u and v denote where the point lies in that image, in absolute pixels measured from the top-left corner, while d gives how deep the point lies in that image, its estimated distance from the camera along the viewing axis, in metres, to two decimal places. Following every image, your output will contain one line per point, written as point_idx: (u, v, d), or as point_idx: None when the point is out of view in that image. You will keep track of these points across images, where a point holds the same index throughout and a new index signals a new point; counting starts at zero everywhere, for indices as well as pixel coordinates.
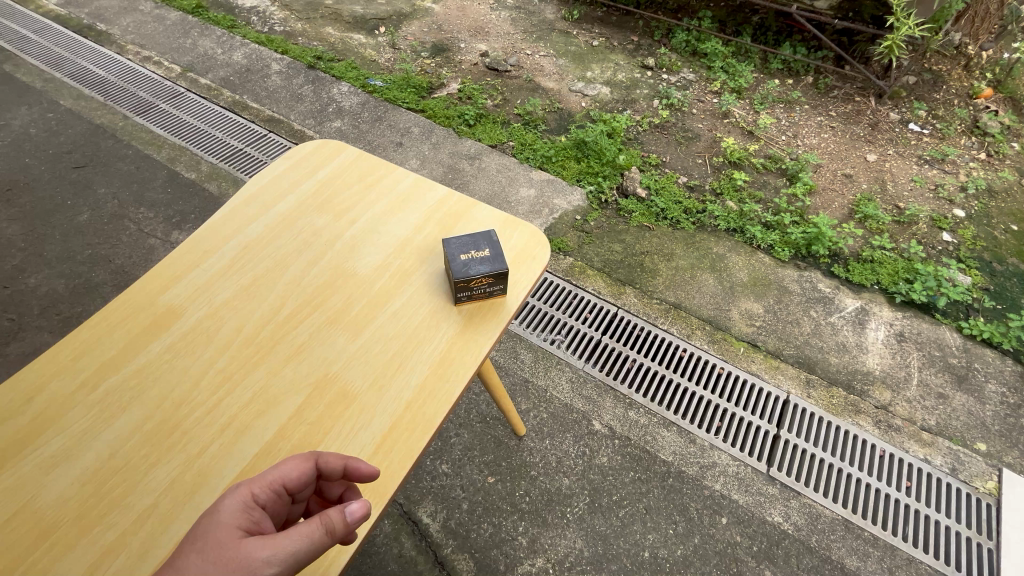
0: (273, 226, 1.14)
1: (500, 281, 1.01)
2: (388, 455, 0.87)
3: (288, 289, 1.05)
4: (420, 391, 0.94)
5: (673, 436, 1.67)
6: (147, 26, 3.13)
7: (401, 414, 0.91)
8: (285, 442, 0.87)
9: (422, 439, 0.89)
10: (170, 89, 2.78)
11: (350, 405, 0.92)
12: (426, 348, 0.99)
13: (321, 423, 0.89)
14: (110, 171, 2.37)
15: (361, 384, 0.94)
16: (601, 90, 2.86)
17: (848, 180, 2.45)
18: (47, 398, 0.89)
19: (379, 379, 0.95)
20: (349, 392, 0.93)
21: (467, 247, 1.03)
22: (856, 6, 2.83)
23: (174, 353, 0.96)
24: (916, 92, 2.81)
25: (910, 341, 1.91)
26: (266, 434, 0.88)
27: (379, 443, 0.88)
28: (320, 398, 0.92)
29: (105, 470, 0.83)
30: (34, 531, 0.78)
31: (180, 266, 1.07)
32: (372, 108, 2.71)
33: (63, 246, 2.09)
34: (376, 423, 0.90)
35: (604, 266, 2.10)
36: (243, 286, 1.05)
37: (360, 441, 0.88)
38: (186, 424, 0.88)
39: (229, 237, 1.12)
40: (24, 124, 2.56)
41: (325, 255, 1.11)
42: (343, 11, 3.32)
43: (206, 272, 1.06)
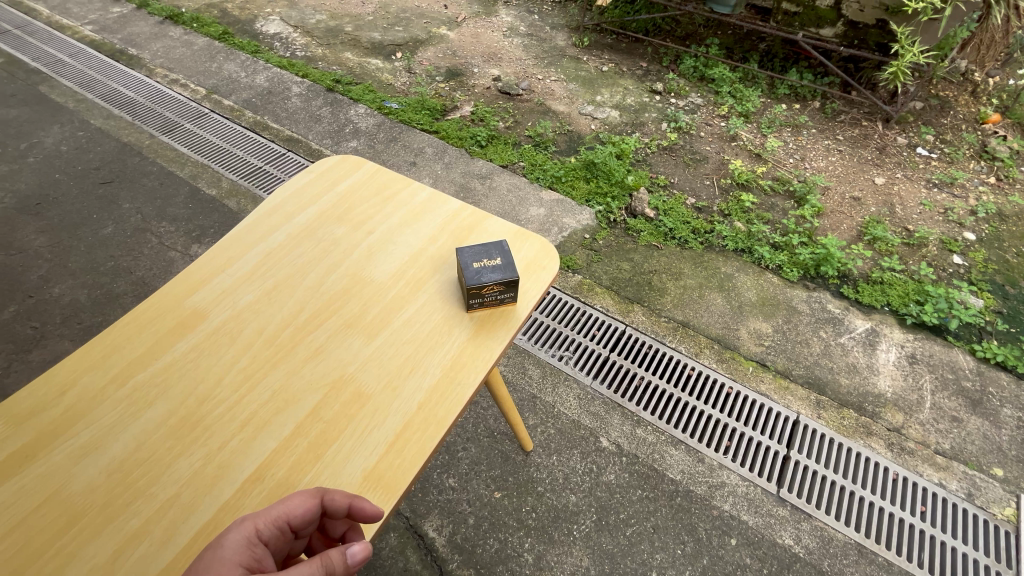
0: (296, 234, 1.19)
1: (510, 288, 1.04)
2: (400, 454, 0.88)
3: (307, 293, 1.09)
4: (432, 394, 0.96)
5: (682, 454, 1.66)
6: (176, 51, 3.28)
7: (413, 414, 0.93)
8: (301, 438, 0.89)
9: (434, 437, 0.91)
10: (195, 109, 2.90)
11: (364, 405, 0.94)
12: (439, 353, 1.01)
13: (336, 422, 0.91)
14: (135, 186, 2.46)
15: (375, 385, 0.96)
16: (610, 114, 2.92)
17: (856, 203, 2.47)
18: (78, 392, 0.92)
19: (393, 381, 0.97)
20: (364, 392, 0.95)
21: (479, 256, 1.06)
22: (861, 35, 2.88)
23: (199, 352, 0.99)
24: (923, 117, 2.85)
25: (922, 364, 1.89)
26: (284, 431, 0.90)
27: (391, 441, 0.90)
28: (336, 397, 0.94)
29: (131, 462, 0.86)
30: (60, 518, 0.80)
31: (207, 270, 1.11)
32: (388, 129, 2.80)
33: (87, 258, 2.16)
34: (389, 423, 0.92)
35: (612, 284, 2.12)
36: (266, 291, 1.09)
37: (373, 440, 0.90)
38: (208, 419, 0.91)
39: (253, 244, 1.16)
40: (56, 141, 2.67)
41: (344, 262, 1.14)
42: (362, 37, 3.46)
43: (231, 276, 1.10)
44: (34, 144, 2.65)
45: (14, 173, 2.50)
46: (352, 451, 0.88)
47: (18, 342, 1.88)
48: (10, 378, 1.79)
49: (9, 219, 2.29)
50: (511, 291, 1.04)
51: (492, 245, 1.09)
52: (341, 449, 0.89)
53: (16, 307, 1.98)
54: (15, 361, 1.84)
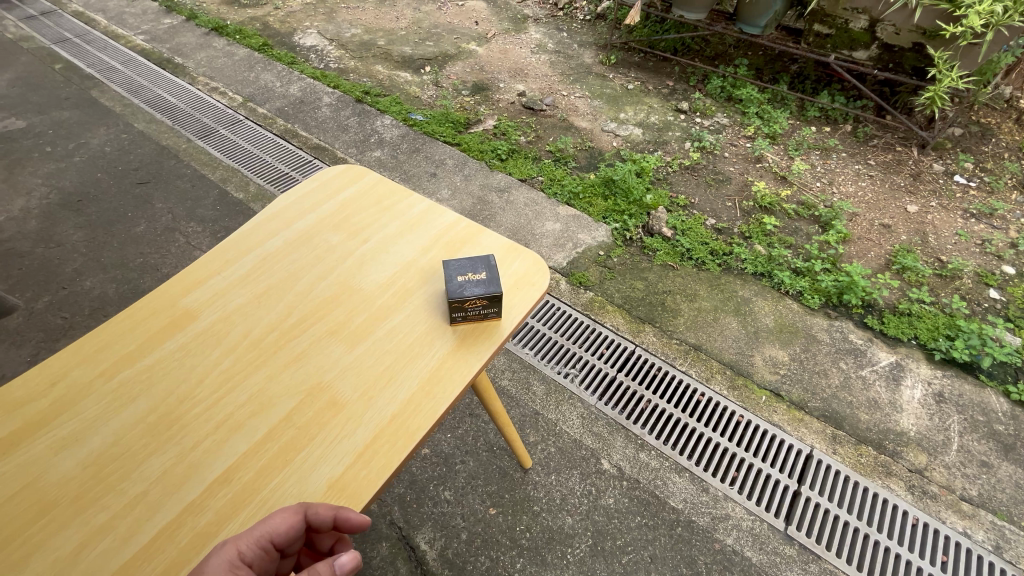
0: (292, 241, 1.22)
1: (494, 303, 1.03)
2: (367, 465, 0.88)
3: (296, 299, 1.11)
4: (407, 406, 0.96)
5: (685, 482, 1.61)
6: (218, 60, 3.45)
7: (385, 425, 0.93)
8: (272, 443, 0.90)
9: (404, 450, 0.90)
10: (231, 116, 3.02)
11: (338, 414, 0.94)
12: (418, 365, 1.01)
13: (308, 429, 0.92)
14: (169, 188, 2.58)
15: (351, 394, 0.97)
16: (632, 131, 2.91)
17: (886, 230, 2.37)
18: (68, 384, 0.96)
19: (369, 391, 0.97)
20: (339, 401, 0.96)
21: (465, 270, 1.07)
22: (897, 58, 2.79)
23: (185, 352, 1.02)
24: (962, 144, 2.74)
25: (950, 403, 1.79)
26: (256, 434, 0.91)
27: (360, 452, 0.90)
28: (311, 404, 0.95)
29: (106, 457, 0.88)
30: (35, 507, 0.83)
31: (204, 272, 1.15)
32: (411, 140, 2.85)
33: (119, 253, 2.26)
34: (360, 433, 0.92)
35: (624, 302, 2.09)
36: (256, 295, 1.11)
37: (342, 449, 0.90)
38: (185, 418, 0.93)
39: (250, 249, 1.19)
40: (101, 142, 2.83)
41: (335, 270, 1.16)
42: (393, 51, 3.56)
43: (225, 279, 1.14)
44: (81, 145, 2.81)
45: (60, 171, 2.66)
46: (321, 458, 0.89)
47: (48, 331, 1.98)
48: (38, 365, 1.88)
49: (52, 214, 2.43)
50: (494, 306, 1.04)
51: (479, 259, 1.09)
52: (309, 457, 0.89)
53: (49, 298, 2.09)
54: (44, 349, 1.93)
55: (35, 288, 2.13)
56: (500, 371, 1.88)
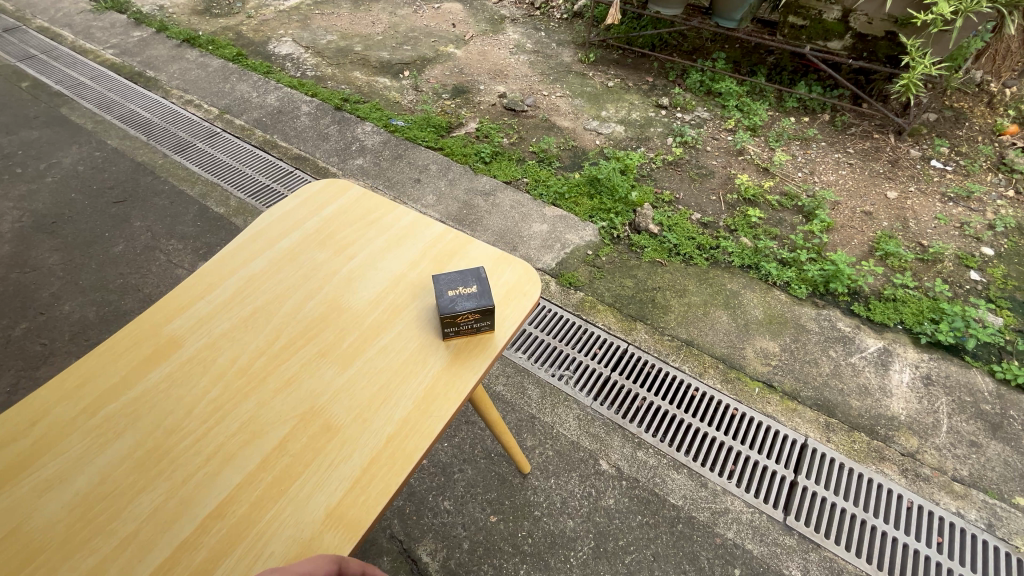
0: (276, 261, 1.19)
1: (485, 316, 1.02)
2: (366, 490, 0.87)
3: (285, 320, 1.09)
4: (403, 425, 0.94)
5: (683, 479, 1.61)
6: (191, 72, 3.38)
7: (383, 447, 0.92)
8: (266, 472, 0.88)
9: (403, 472, 0.89)
10: (208, 129, 2.97)
11: (333, 438, 0.93)
12: (412, 383, 1.00)
13: (302, 455, 0.91)
14: (147, 205, 2.52)
15: (345, 418, 0.95)
16: (615, 129, 2.92)
17: (867, 217, 2.41)
18: (50, 422, 0.93)
19: (363, 412, 0.96)
20: (333, 425, 0.94)
21: (455, 283, 1.06)
22: (871, 47, 2.84)
23: (172, 381, 0.99)
24: (937, 129, 2.79)
25: (938, 385, 1.82)
26: (249, 464, 0.89)
27: (357, 476, 0.88)
28: (304, 429, 0.94)
29: (94, 496, 0.86)
30: (21, 553, 0.80)
31: (187, 297, 1.12)
32: (393, 146, 2.83)
33: (98, 275, 2.21)
34: (356, 457, 0.91)
35: (615, 301, 2.09)
36: (242, 318, 1.09)
37: (339, 475, 0.88)
38: (175, 451, 0.91)
39: (233, 271, 1.17)
40: (74, 161, 2.76)
41: (323, 288, 1.14)
42: (371, 57, 3.53)
43: (209, 303, 1.11)
44: (53, 165, 2.74)
45: (32, 192, 2.59)
46: (317, 486, 0.87)
47: (28, 359, 1.92)
48: (18, 395, 1.83)
49: (25, 238, 2.36)
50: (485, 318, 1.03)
51: (467, 272, 1.08)
52: (305, 484, 0.87)
53: (27, 324, 2.03)
54: (24, 378, 1.87)
55: (11, 315, 2.07)
56: (494, 377, 1.87)
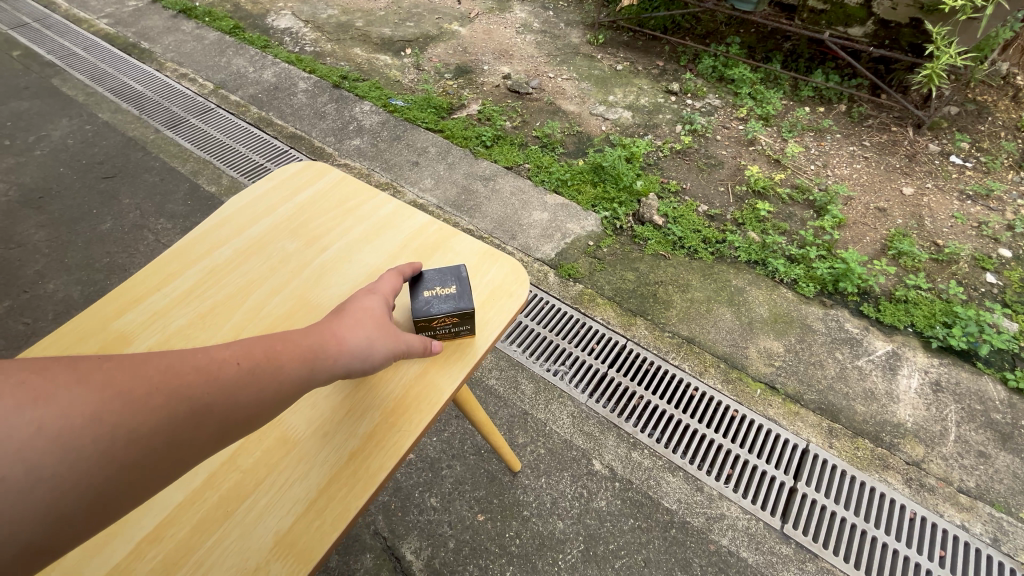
0: (243, 251, 1.12)
1: (465, 320, 0.96)
2: (321, 515, 0.82)
3: (246, 317, 1.01)
4: (366, 441, 0.89)
5: (679, 482, 1.56)
6: (186, 45, 3.28)
7: (342, 466, 0.86)
8: (213, 490, 0.83)
9: (363, 495, 0.83)
10: (201, 105, 2.88)
11: (290, 453, 0.87)
12: (380, 394, 0.94)
13: (254, 473, 0.85)
14: (137, 182, 2.45)
15: (304, 431, 0.89)
16: (622, 115, 2.81)
17: (881, 214, 2.32)
18: None
19: (323, 426, 0.90)
20: (289, 438, 0.89)
21: (433, 283, 0.99)
22: (893, 34, 2.69)
23: None
24: (958, 123, 2.67)
25: (948, 392, 1.75)
26: (194, 481, 0.84)
27: (313, 498, 0.83)
28: (259, 442, 0.88)
29: None
30: None
31: (143, 289, 1.05)
32: (392, 127, 2.73)
33: (84, 253, 2.15)
34: (313, 476, 0.85)
35: (615, 294, 2.02)
36: (200, 314, 1.02)
37: (293, 496, 0.83)
38: None
39: (195, 261, 1.10)
40: (63, 135, 2.68)
41: (291, 283, 1.07)
42: (372, 33, 3.40)
43: (167, 296, 1.04)
44: (42, 137, 2.66)
45: (20, 166, 2.52)
46: (268, 507, 0.82)
47: (10, 338, 1.88)
48: None
49: (11, 213, 2.30)
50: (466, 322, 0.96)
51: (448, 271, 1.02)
52: (256, 504, 0.82)
53: (10, 303, 1.98)
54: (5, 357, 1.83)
55: None
56: (487, 370, 1.81)
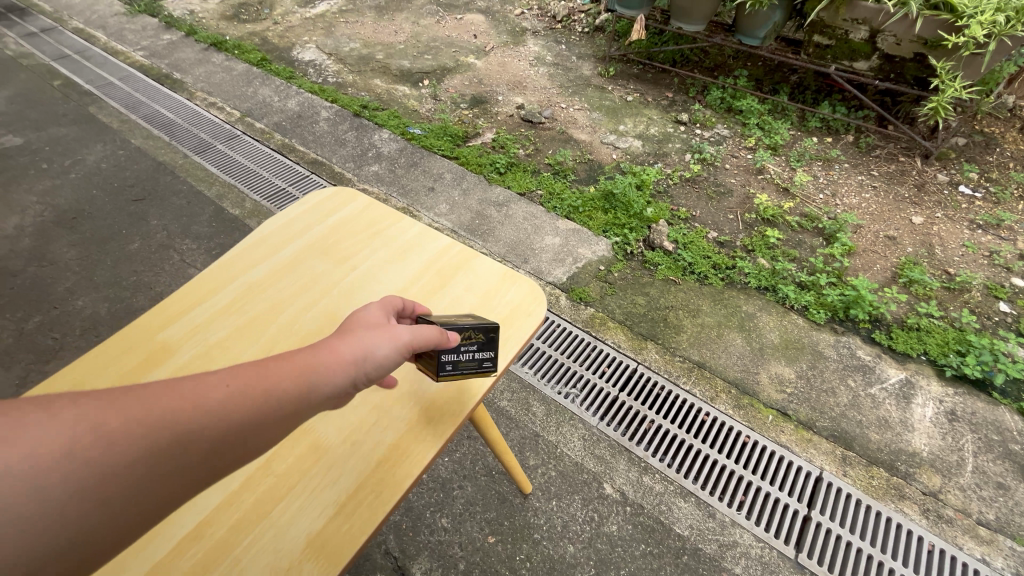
0: (277, 269, 1.18)
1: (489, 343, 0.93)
2: (350, 518, 0.84)
3: (280, 332, 1.06)
4: (394, 449, 0.92)
5: (691, 507, 1.56)
6: (216, 76, 3.45)
7: (370, 472, 0.89)
8: (249, 493, 0.86)
9: (390, 500, 0.86)
10: (228, 131, 3.01)
11: (321, 459, 0.90)
12: (407, 404, 0.98)
13: (288, 477, 0.88)
14: (165, 204, 2.55)
15: (334, 438, 0.93)
16: (632, 143, 2.89)
17: (891, 242, 2.34)
18: None
19: (352, 434, 0.94)
20: (321, 445, 0.92)
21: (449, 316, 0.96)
22: (898, 68, 2.75)
23: None
24: (966, 154, 2.72)
25: (964, 422, 1.74)
26: (231, 484, 0.87)
27: (343, 502, 0.86)
28: (292, 449, 0.91)
29: None
30: None
31: (184, 303, 1.11)
32: (409, 154, 2.83)
33: (112, 272, 2.23)
34: (343, 481, 0.88)
35: (625, 318, 2.05)
36: (238, 327, 1.07)
37: (324, 500, 0.86)
38: None
39: (233, 278, 1.16)
40: (97, 159, 2.81)
41: (322, 300, 1.12)
42: (392, 65, 3.56)
43: (206, 310, 1.10)
44: (77, 162, 2.80)
45: (56, 188, 2.64)
46: (300, 510, 0.85)
47: (38, 352, 1.94)
48: (27, 388, 1.84)
49: (45, 232, 2.40)
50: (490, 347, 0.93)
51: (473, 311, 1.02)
52: (289, 507, 0.85)
53: (40, 318, 2.06)
54: (33, 371, 1.89)
55: (26, 308, 2.09)
56: (499, 391, 1.84)
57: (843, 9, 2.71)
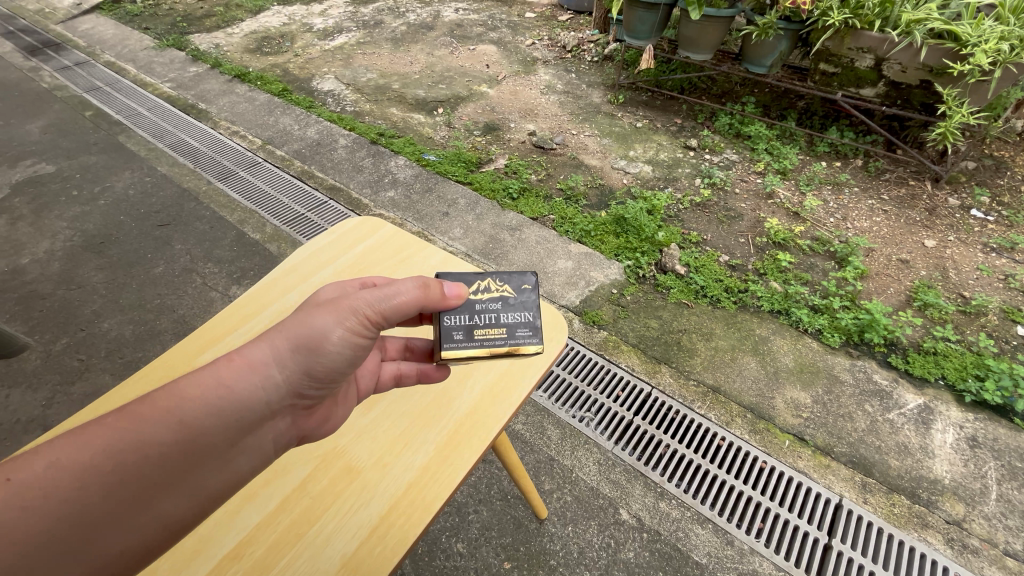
0: (308, 296, 1.23)
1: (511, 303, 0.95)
2: (383, 540, 0.85)
3: None
4: (423, 472, 0.94)
5: (708, 534, 1.54)
6: (239, 106, 3.59)
7: (401, 495, 0.91)
8: (285, 514, 0.88)
9: (420, 523, 0.87)
10: (250, 159, 3.12)
11: (353, 482, 0.93)
12: (436, 428, 1.00)
13: (322, 499, 0.90)
14: (189, 229, 2.64)
15: (366, 461, 0.95)
16: (642, 169, 2.94)
17: (904, 266, 2.34)
18: None
19: (384, 457, 0.96)
20: (353, 468, 0.94)
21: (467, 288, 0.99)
22: (904, 95, 2.79)
23: None
24: (977, 177, 2.74)
25: (985, 448, 1.71)
26: (268, 504, 0.89)
27: (375, 524, 0.87)
28: (325, 471, 0.94)
29: None
30: None
31: (222, 328, 1.16)
32: (424, 180, 2.91)
33: (137, 295, 2.30)
34: (375, 503, 0.90)
35: (639, 341, 2.06)
36: None
37: (357, 522, 0.88)
38: None
39: (267, 305, 1.21)
40: (125, 186, 2.92)
41: None
42: (408, 94, 3.68)
43: (243, 336, 1.15)
44: (106, 189, 2.90)
45: (85, 214, 2.74)
46: (334, 532, 0.86)
47: (65, 373, 1.99)
48: (53, 408, 1.89)
49: (74, 256, 2.49)
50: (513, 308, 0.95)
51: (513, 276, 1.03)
52: (323, 528, 0.87)
53: (67, 340, 2.12)
54: (59, 392, 1.93)
55: (54, 330, 2.16)
56: (513, 415, 1.85)
57: (848, 39, 2.77)
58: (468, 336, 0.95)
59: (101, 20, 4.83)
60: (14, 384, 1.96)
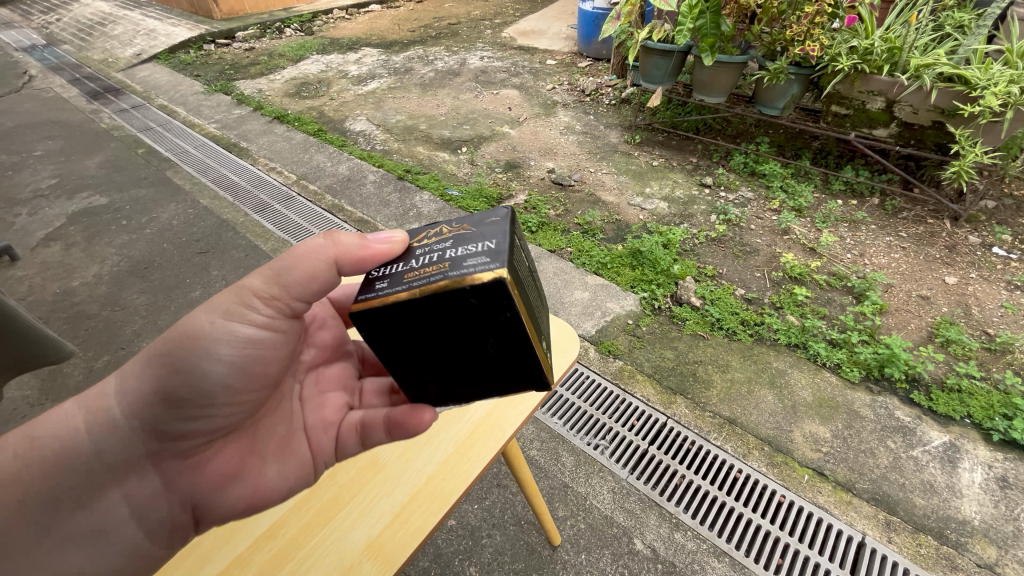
0: None
1: (468, 244, 0.76)
2: (404, 525, 0.91)
3: None
4: (443, 467, 0.99)
5: (725, 568, 1.52)
6: (277, 144, 3.84)
7: (421, 487, 0.96)
8: (316, 499, 0.95)
9: (438, 512, 0.92)
10: (285, 193, 3.32)
11: (377, 473, 0.98)
12: (455, 426, 1.05)
13: (349, 487, 0.96)
14: (225, 257, 2.80)
15: (389, 455, 1.01)
16: (658, 205, 3.02)
17: (924, 302, 2.32)
18: None
19: (407, 451, 1.01)
20: (378, 461, 1.00)
21: None
22: (918, 135, 2.84)
23: None
24: (997, 217, 2.75)
25: (1017, 489, 1.66)
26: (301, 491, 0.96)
27: (397, 512, 0.93)
28: (352, 462, 1.00)
29: None
30: None
31: None
32: (447, 214, 3.03)
33: (174, 317, 2.44)
34: (398, 493, 0.96)
35: (654, 371, 2.08)
36: None
37: (380, 510, 0.93)
38: None
39: None
40: (170, 217, 3.13)
41: None
42: (434, 134, 3.90)
43: None
44: (152, 219, 3.11)
45: (132, 242, 2.93)
46: (359, 518, 0.92)
47: None
48: None
49: (120, 280, 2.66)
50: (464, 248, 0.75)
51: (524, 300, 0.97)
52: (349, 514, 0.93)
53: (108, 357, 2.24)
54: None
55: (97, 348, 2.29)
56: (529, 441, 1.87)
57: (858, 82, 2.87)
58: (396, 283, 0.72)
59: (158, 69, 5.28)
60: (57, 398, 2.07)
